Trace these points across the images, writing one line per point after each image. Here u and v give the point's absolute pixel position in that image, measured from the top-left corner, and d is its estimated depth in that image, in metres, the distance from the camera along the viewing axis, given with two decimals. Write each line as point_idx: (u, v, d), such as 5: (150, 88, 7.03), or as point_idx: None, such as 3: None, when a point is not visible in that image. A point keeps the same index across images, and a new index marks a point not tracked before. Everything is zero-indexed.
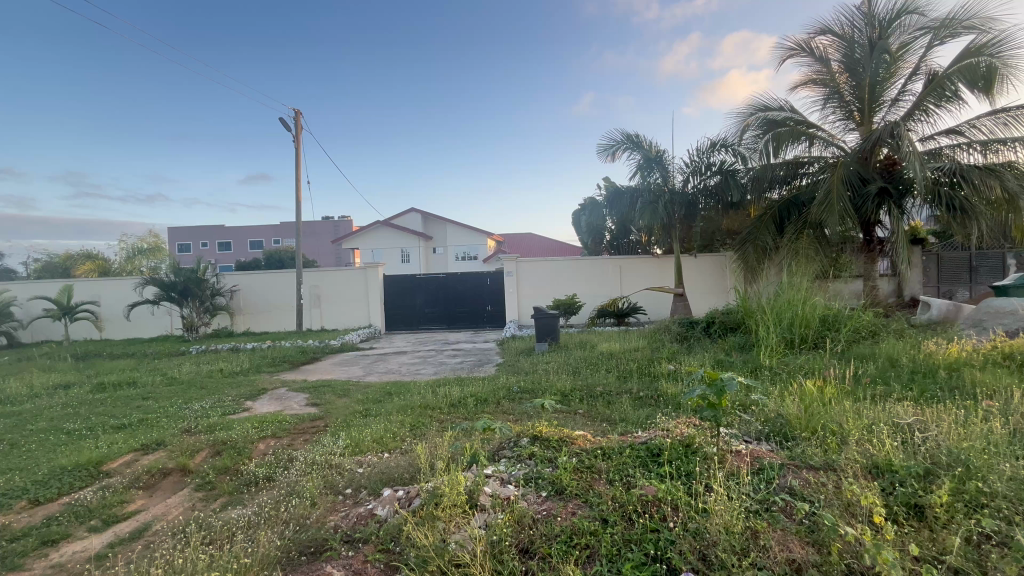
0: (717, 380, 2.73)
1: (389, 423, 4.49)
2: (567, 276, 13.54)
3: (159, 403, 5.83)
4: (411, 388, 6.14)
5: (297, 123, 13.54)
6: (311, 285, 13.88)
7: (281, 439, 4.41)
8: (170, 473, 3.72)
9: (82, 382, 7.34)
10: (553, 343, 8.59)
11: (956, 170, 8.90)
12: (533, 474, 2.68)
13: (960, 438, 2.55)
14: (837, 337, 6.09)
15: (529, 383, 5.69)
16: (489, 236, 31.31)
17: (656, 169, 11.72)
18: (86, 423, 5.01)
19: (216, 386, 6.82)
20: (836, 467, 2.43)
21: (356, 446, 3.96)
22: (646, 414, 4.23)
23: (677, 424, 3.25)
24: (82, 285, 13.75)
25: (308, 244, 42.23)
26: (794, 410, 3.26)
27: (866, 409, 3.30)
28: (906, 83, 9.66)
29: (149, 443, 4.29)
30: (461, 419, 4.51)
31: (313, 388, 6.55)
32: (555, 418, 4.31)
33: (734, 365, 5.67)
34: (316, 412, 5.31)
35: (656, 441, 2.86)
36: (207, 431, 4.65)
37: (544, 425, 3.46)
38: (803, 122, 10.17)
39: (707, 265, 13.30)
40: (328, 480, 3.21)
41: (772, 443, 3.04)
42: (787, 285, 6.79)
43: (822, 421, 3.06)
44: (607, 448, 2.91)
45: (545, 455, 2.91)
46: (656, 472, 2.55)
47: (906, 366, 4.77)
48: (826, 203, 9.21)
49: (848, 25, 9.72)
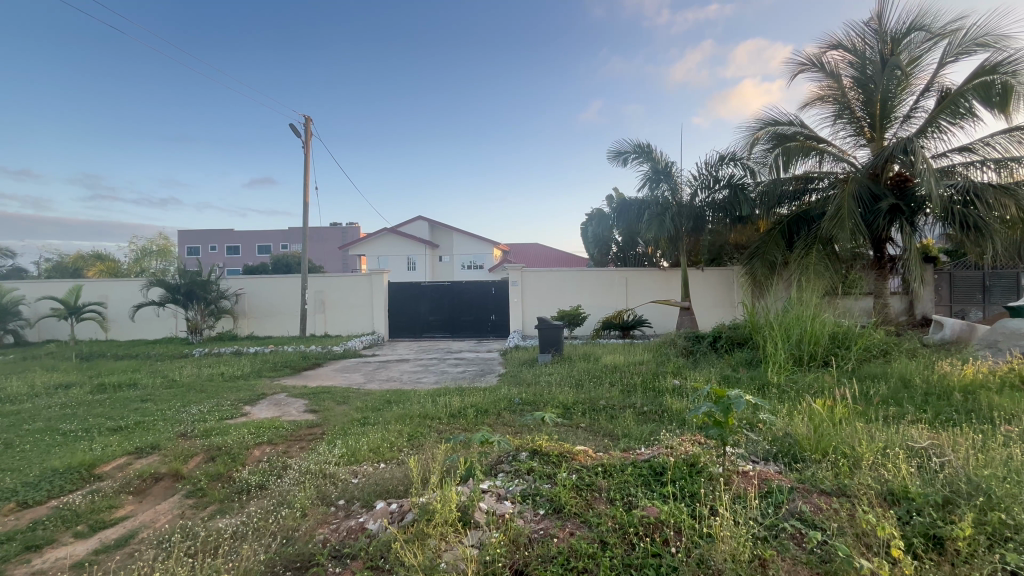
0: (724, 398, 2.66)
1: (386, 432, 4.41)
2: (573, 287, 13.41)
3: (157, 406, 5.78)
4: (411, 396, 6.07)
5: (308, 129, 13.58)
6: (316, 290, 13.88)
7: (276, 446, 4.34)
8: (162, 479, 3.64)
9: (82, 382, 7.34)
10: (557, 354, 8.47)
11: (969, 188, 8.76)
12: (530, 490, 2.60)
13: (980, 466, 2.44)
14: (848, 355, 5.97)
15: (531, 395, 5.58)
16: (495, 245, 31.31)
17: (663, 181, 11.69)
18: (82, 425, 4.96)
19: (216, 390, 6.76)
20: (848, 492, 2.30)
21: (352, 455, 3.89)
22: (650, 429, 4.13)
23: (682, 442, 3.15)
24: (88, 286, 13.80)
25: (315, 249, 42.61)
26: (803, 429, 3.16)
27: (878, 432, 3.20)
28: (917, 100, 9.62)
29: (143, 447, 4.24)
30: (459, 430, 4.43)
31: (313, 394, 6.49)
32: (556, 431, 4.21)
33: (741, 381, 5.55)
34: (314, 419, 5.23)
35: (660, 459, 2.77)
36: (202, 435, 4.59)
37: (544, 439, 3.39)
38: (813, 137, 10.13)
39: (714, 279, 13.27)
40: (321, 490, 3.13)
41: (780, 464, 2.93)
42: (797, 301, 6.70)
43: (833, 443, 2.94)
44: (609, 465, 2.82)
45: (544, 471, 2.83)
46: (659, 491, 2.45)
47: (920, 387, 4.62)
48: (837, 219, 9.12)
49: (859, 41, 9.71)
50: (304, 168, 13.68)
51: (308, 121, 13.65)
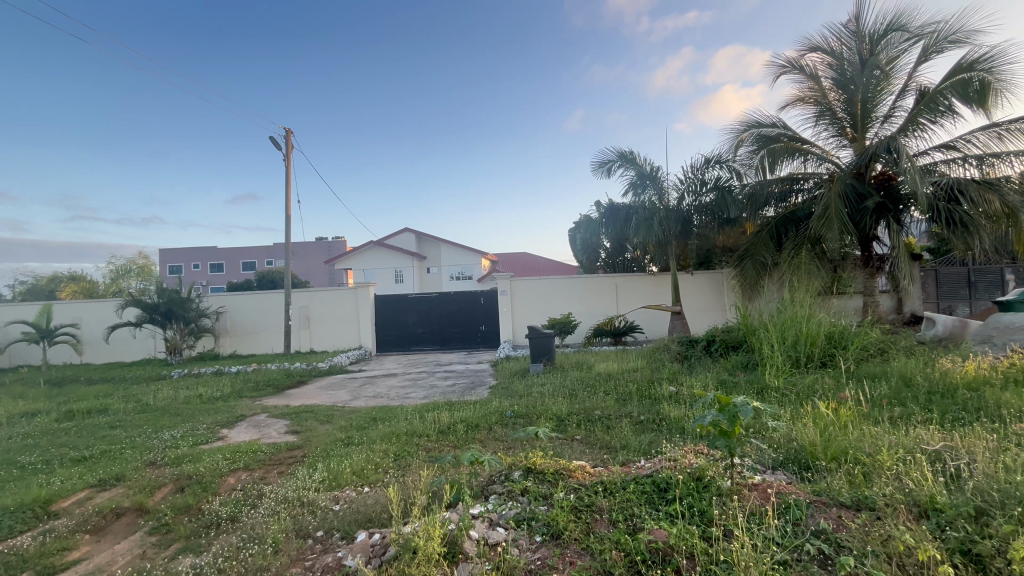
0: (730, 406, 2.49)
1: (371, 453, 4.15)
2: (563, 294, 13.24)
3: (127, 432, 5.45)
4: (398, 413, 5.80)
5: (288, 141, 13.34)
6: (300, 306, 13.52)
7: (253, 472, 4.06)
8: (124, 514, 3.35)
9: (49, 410, 6.93)
10: (548, 363, 8.27)
11: (953, 185, 8.87)
12: (526, 514, 2.38)
13: (1004, 470, 2.30)
14: (845, 355, 5.86)
15: (524, 407, 5.36)
16: (483, 256, 31.14)
17: (650, 186, 11.63)
18: (43, 456, 4.62)
19: (192, 413, 6.41)
20: (870, 505, 2.11)
21: (334, 479, 3.62)
22: (650, 440, 3.93)
23: (684, 453, 2.96)
24: (61, 308, 13.30)
25: (300, 265, 42.02)
26: (811, 434, 2.98)
27: (888, 435, 3.07)
28: (896, 100, 9.73)
29: (107, 479, 3.93)
30: (449, 448, 4.19)
31: (295, 413, 6.19)
32: (552, 445, 3.99)
33: (739, 386, 5.38)
34: (295, 441, 4.94)
35: (663, 474, 2.57)
36: (173, 463, 4.29)
37: (538, 455, 3.17)
38: (796, 138, 10.18)
39: (704, 282, 13.19)
40: (298, 521, 2.86)
41: (790, 473, 2.76)
42: (790, 301, 6.59)
43: (845, 449, 2.78)
44: (609, 482, 2.61)
45: (540, 491, 2.61)
46: (664, 511, 2.26)
47: (922, 386, 4.49)
48: (825, 218, 9.14)
49: (837, 43, 9.82)
50: (285, 181, 13.37)
51: (288, 133, 13.41)
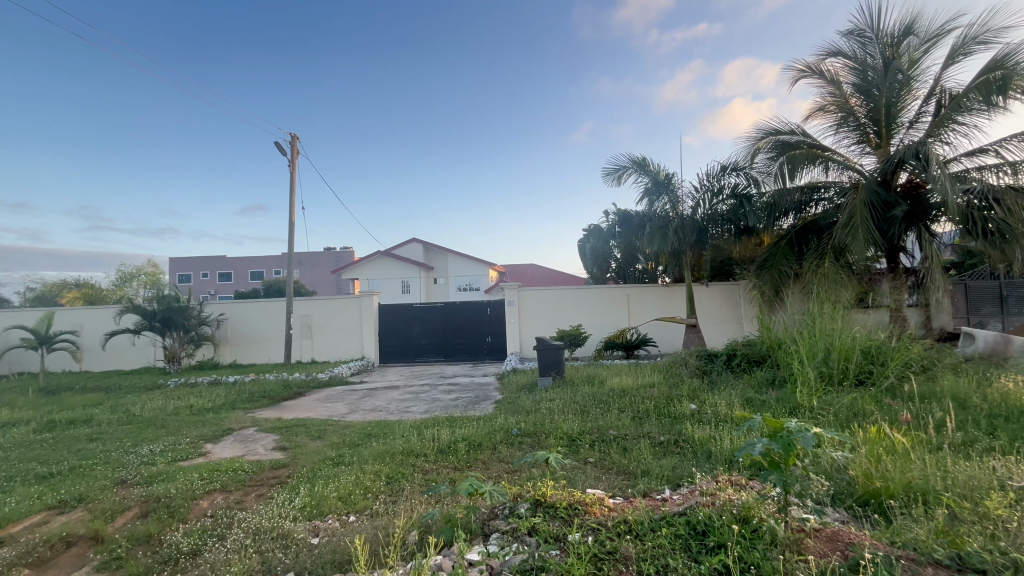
0: (782, 432, 2.04)
1: (361, 474, 3.73)
2: (572, 305, 12.79)
3: (104, 446, 5.06)
4: (394, 429, 5.36)
5: (293, 147, 13.13)
6: (302, 314, 13.19)
7: (229, 495, 3.64)
8: (76, 544, 2.94)
9: (32, 419, 6.59)
10: (557, 377, 7.81)
11: (988, 192, 8.30)
12: (533, 562, 1.94)
13: None
14: (885, 372, 5.35)
15: (531, 425, 4.89)
16: (491, 267, 30.79)
17: (664, 194, 11.17)
18: (7, 472, 4.24)
19: (178, 425, 6.02)
20: (976, 566, 1.65)
21: (316, 505, 3.20)
22: (676, 466, 3.46)
23: (720, 485, 2.51)
24: (62, 314, 13.09)
25: (306, 275, 41.92)
26: (869, 464, 2.53)
27: (968, 467, 2.59)
28: (921, 105, 9.28)
29: (68, 500, 3.52)
30: (447, 471, 3.77)
31: (285, 428, 5.77)
32: (563, 471, 3.54)
33: (768, 405, 4.89)
34: (281, 459, 4.52)
35: (700, 513, 2.12)
36: (145, 482, 3.89)
37: (549, 485, 2.71)
38: (817, 145, 9.76)
39: (720, 294, 12.68)
40: (266, 558, 2.45)
41: (851, 514, 2.29)
42: (820, 313, 6.10)
43: (917, 485, 2.32)
44: (634, 523, 2.16)
45: (552, 531, 2.17)
46: (705, 565, 1.80)
47: (980, 408, 4.00)
48: (849, 227, 8.67)
49: (858, 47, 9.43)
50: (290, 188, 13.15)
51: (293, 139, 13.21)
